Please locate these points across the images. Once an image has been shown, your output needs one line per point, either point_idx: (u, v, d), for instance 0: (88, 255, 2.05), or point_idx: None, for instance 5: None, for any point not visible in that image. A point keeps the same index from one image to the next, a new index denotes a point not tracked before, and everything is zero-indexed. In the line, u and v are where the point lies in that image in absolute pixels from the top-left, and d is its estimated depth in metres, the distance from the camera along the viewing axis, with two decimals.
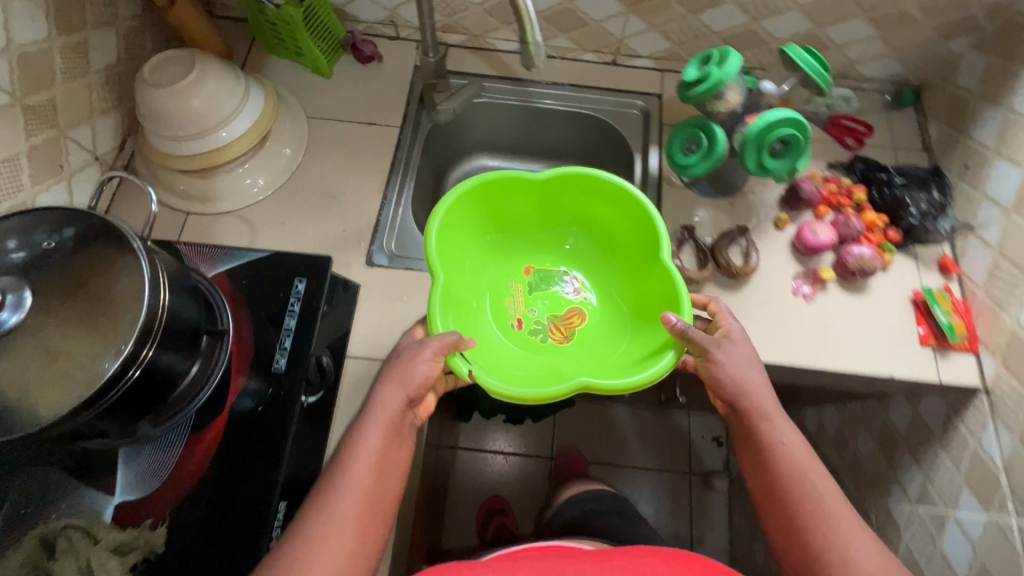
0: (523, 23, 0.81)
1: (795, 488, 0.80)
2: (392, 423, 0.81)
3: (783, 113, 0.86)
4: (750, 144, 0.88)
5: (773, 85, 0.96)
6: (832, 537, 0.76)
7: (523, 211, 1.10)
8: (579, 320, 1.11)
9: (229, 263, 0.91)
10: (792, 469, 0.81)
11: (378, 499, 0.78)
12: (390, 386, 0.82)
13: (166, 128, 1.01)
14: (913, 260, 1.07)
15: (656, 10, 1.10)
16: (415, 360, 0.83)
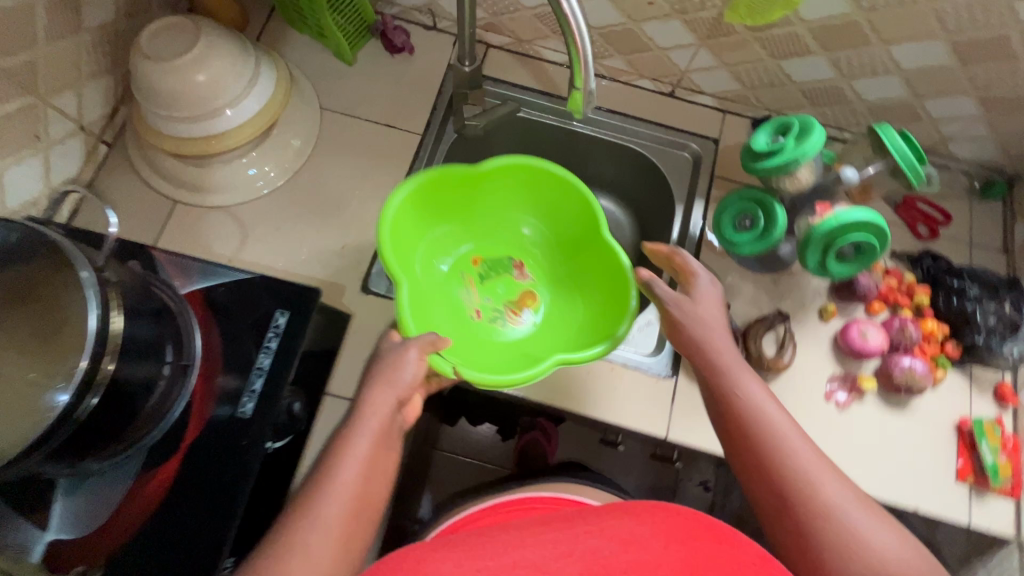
0: (577, 64, 0.67)
1: (768, 434, 0.64)
2: (383, 427, 0.72)
3: (863, 214, 0.74)
4: (815, 242, 0.77)
5: (854, 172, 0.82)
6: (817, 494, 0.59)
7: (468, 200, 1.04)
8: (531, 302, 1.10)
9: (205, 282, 0.81)
10: (761, 414, 0.66)
11: (368, 506, 0.66)
12: (378, 390, 0.74)
13: (161, 105, 0.90)
14: (966, 381, 0.96)
15: (733, 48, 0.95)
16: (401, 361, 0.77)
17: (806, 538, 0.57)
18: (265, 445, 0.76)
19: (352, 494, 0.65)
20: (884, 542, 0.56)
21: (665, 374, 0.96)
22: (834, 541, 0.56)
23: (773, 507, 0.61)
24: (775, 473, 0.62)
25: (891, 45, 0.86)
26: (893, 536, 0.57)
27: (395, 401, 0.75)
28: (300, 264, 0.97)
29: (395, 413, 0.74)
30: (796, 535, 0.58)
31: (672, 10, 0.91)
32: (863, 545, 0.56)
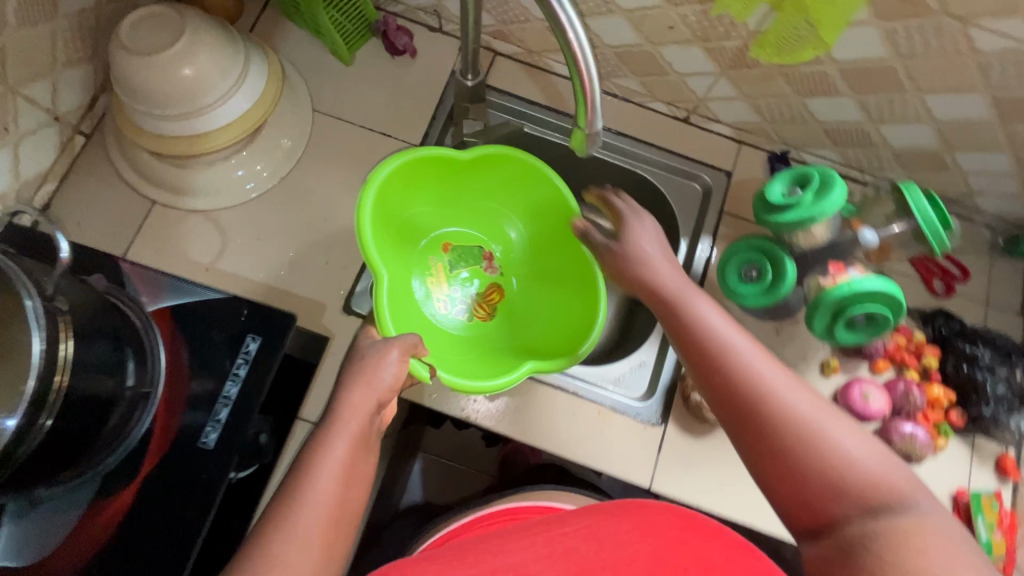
0: (582, 106, 0.61)
1: (720, 355, 0.58)
2: (363, 432, 0.62)
3: (879, 284, 0.69)
4: (825, 306, 0.72)
5: (873, 236, 0.75)
6: (775, 403, 0.53)
7: (448, 183, 0.99)
8: (500, 296, 1.06)
9: (175, 299, 0.77)
10: (710, 335, 0.60)
11: (348, 516, 0.57)
12: (357, 390, 0.66)
13: (141, 102, 0.84)
14: (968, 450, 0.91)
15: (756, 81, 0.88)
16: (382, 362, 0.69)
17: (775, 456, 0.52)
18: (228, 477, 0.73)
19: (331, 506, 0.55)
20: (856, 449, 0.51)
21: (653, 420, 0.92)
22: (802, 443, 0.51)
23: (739, 433, 0.55)
24: (733, 395, 0.55)
25: (928, 94, 0.79)
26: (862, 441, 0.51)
27: (374, 404, 0.66)
28: (281, 278, 0.92)
29: (375, 416, 0.66)
30: (764, 457, 0.53)
31: (694, 36, 0.84)
32: (834, 455, 0.51)
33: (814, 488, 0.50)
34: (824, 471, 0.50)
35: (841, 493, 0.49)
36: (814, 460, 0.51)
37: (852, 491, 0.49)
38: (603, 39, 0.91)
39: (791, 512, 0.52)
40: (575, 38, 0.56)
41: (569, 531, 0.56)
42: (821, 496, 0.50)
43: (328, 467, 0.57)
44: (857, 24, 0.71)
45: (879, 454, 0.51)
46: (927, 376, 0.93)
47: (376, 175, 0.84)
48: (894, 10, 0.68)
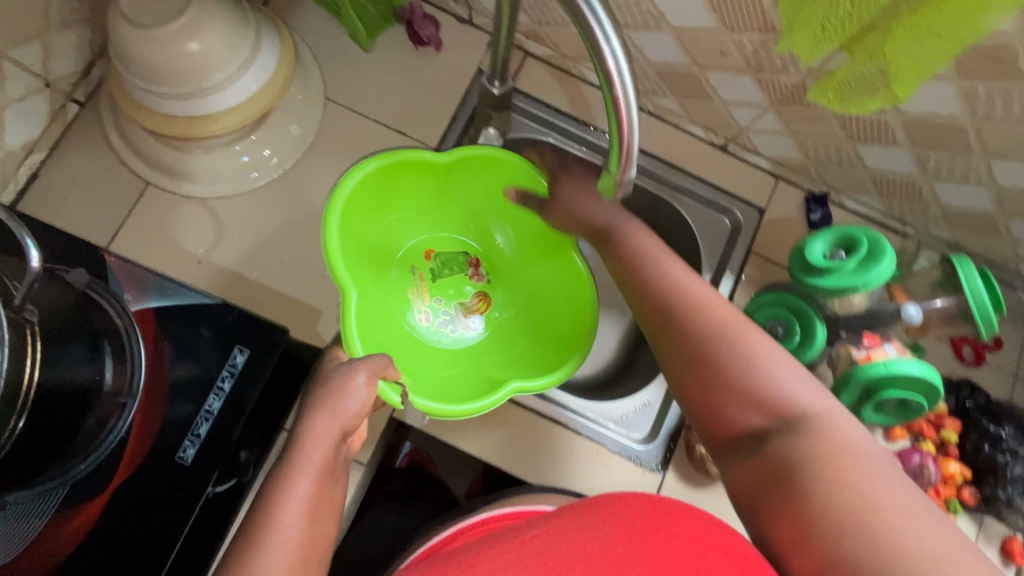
0: (617, 152, 0.55)
1: (656, 286, 0.64)
2: (330, 463, 0.59)
3: (914, 366, 0.65)
4: (855, 384, 0.67)
5: (915, 312, 0.72)
6: (703, 326, 0.59)
7: (429, 192, 0.95)
8: (485, 307, 1.00)
9: (161, 301, 0.72)
10: (648, 270, 0.65)
11: (320, 553, 0.54)
12: (321, 417, 0.61)
13: (140, 77, 0.77)
14: (975, 528, 0.88)
15: (806, 119, 0.81)
16: (348, 386, 0.64)
17: (695, 369, 0.58)
18: (205, 491, 0.68)
19: (297, 545, 0.52)
20: (778, 374, 0.55)
21: (653, 466, 0.88)
22: (725, 363, 0.56)
23: (672, 360, 0.60)
24: (668, 324, 0.61)
25: (994, 158, 0.73)
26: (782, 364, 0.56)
27: (340, 432, 0.62)
28: (277, 279, 0.87)
29: (341, 445, 0.62)
30: (693, 380, 0.58)
31: (747, 65, 0.76)
32: (755, 378, 0.55)
33: (735, 403, 0.56)
34: (744, 389, 0.55)
35: (760, 406, 0.55)
36: (735, 383, 0.56)
37: (769, 407, 0.54)
38: (645, 54, 0.84)
39: (715, 427, 0.58)
40: (620, 81, 0.49)
41: (531, 532, 0.52)
42: (742, 412, 0.55)
43: (293, 504, 0.54)
44: (934, 78, 0.64)
45: (796, 377, 0.55)
46: (943, 449, 0.88)
47: (346, 183, 0.79)
48: (979, 69, 0.61)
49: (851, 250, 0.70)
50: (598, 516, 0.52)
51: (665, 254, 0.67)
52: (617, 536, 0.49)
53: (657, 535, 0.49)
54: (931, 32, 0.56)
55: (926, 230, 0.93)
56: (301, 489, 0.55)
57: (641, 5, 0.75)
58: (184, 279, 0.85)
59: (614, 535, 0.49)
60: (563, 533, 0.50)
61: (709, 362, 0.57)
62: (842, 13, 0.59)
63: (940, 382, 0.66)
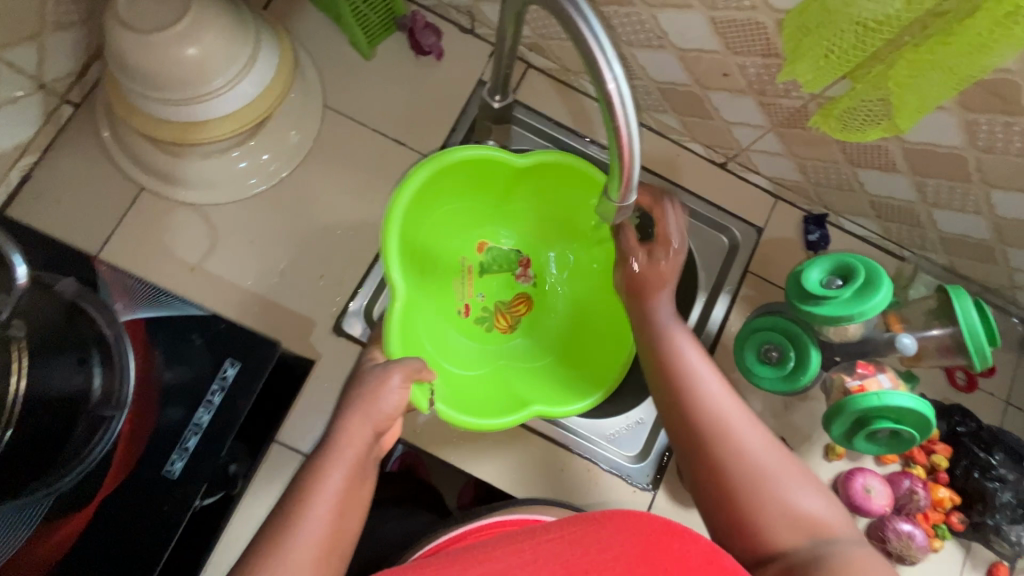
0: (617, 178, 0.55)
1: (696, 396, 0.66)
2: (361, 460, 0.61)
3: (908, 402, 0.65)
4: (847, 414, 0.68)
5: (911, 343, 0.71)
6: (736, 445, 0.62)
7: (498, 190, 0.93)
8: (524, 310, 0.99)
9: (153, 312, 0.71)
10: (687, 375, 0.67)
11: (343, 543, 0.57)
12: (356, 416, 0.63)
13: (136, 81, 0.75)
14: (962, 553, 0.88)
15: (807, 142, 0.81)
16: (383, 389, 0.65)
17: (727, 488, 0.60)
18: (193, 505, 0.68)
19: (324, 536, 0.55)
20: (808, 499, 0.59)
21: (643, 485, 0.89)
22: (756, 485, 0.59)
23: (707, 474, 0.62)
24: (704, 436, 0.63)
25: (993, 189, 0.72)
26: (811, 490, 0.60)
27: (372, 432, 0.63)
28: (270, 288, 0.86)
29: (373, 443, 0.63)
30: (726, 497, 0.61)
31: (749, 87, 0.76)
32: (787, 500, 0.59)
33: (770, 524, 0.58)
34: (778, 511, 0.58)
35: (793, 527, 0.58)
36: (771, 504, 0.59)
37: (802, 529, 0.58)
38: (647, 71, 0.83)
39: (741, 545, 0.59)
40: (622, 107, 0.49)
41: (552, 532, 0.54)
42: (775, 532, 0.58)
43: (324, 497, 0.57)
44: (937, 110, 0.64)
45: (825, 502, 0.60)
46: (933, 474, 0.89)
47: (413, 178, 0.77)
48: (983, 102, 0.61)
49: (847, 278, 0.70)
50: (611, 527, 0.53)
51: (699, 361, 0.69)
52: (629, 548, 0.50)
53: (667, 552, 0.50)
54: (940, 62, 0.53)
55: (923, 254, 0.93)
56: (331, 483, 0.58)
57: (645, 24, 0.75)
58: (177, 285, 0.84)
59: (627, 546, 0.50)
60: (577, 538, 0.52)
61: (742, 484, 0.60)
62: (847, 37, 0.56)
63: (933, 415, 0.66)
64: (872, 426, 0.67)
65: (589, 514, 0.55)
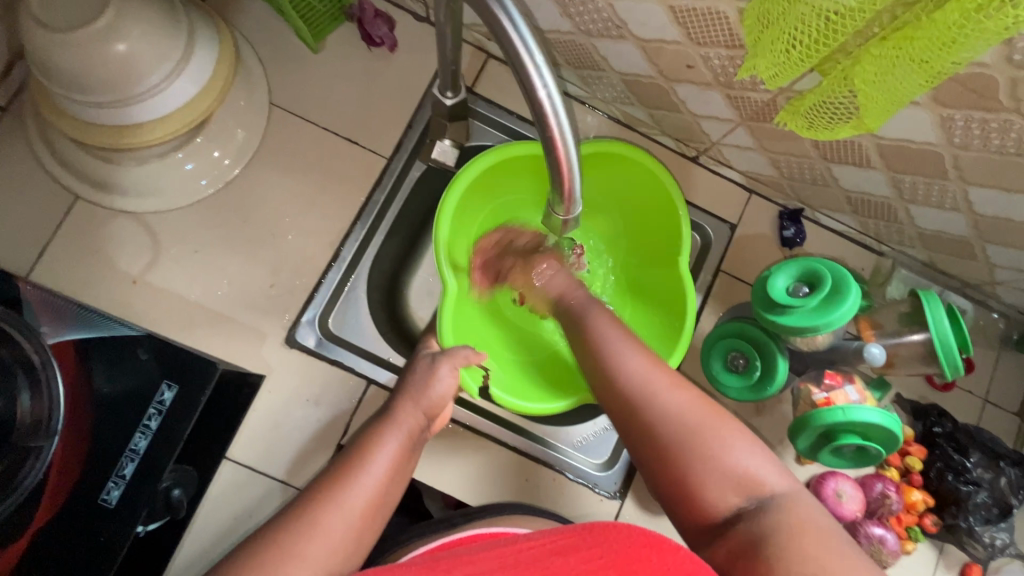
0: (558, 190, 0.52)
1: (614, 368, 0.59)
2: (412, 436, 0.64)
3: (875, 415, 0.67)
4: (813, 428, 0.69)
5: (879, 353, 0.73)
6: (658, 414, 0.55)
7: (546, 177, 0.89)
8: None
9: (84, 332, 0.67)
10: (606, 349, 0.61)
11: (385, 510, 0.57)
12: (407, 401, 0.67)
13: (59, 83, 0.68)
14: (935, 554, 0.87)
15: (777, 137, 0.77)
16: (434, 377, 0.69)
17: (658, 458, 0.54)
18: (134, 531, 0.65)
19: (375, 495, 0.55)
20: (742, 456, 0.52)
21: (611, 493, 0.87)
22: (684, 450, 0.53)
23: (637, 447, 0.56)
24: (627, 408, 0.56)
25: (971, 188, 0.68)
26: (747, 447, 0.53)
27: (423, 417, 0.68)
28: (218, 300, 0.82)
29: (422, 430, 0.67)
30: (658, 465, 0.54)
31: (715, 81, 0.71)
32: (721, 460, 0.52)
33: (706, 485, 0.52)
34: (713, 470, 0.52)
35: (728, 491, 0.52)
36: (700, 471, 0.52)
37: (737, 488, 0.51)
38: (610, 62, 0.79)
39: (684, 512, 0.54)
40: (555, 118, 0.46)
41: (534, 540, 0.52)
42: (711, 495, 0.52)
43: (380, 458, 0.59)
44: (909, 105, 0.59)
45: (761, 456, 0.53)
46: (907, 476, 0.86)
47: (465, 174, 0.78)
48: (956, 97, 0.56)
49: (815, 285, 0.70)
50: (593, 540, 0.51)
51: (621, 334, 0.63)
52: (608, 561, 0.48)
53: (644, 565, 0.48)
54: (910, 55, 0.48)
55: (901, 249, 0.90)
56: (384, 452, 0.60)
57: (602, 12, 0.70)
58: (117, 298, 0.80)
59: (607, 559, 0.48)
60: (558, 548, 0.50)
61: (668, 450, 0.53)
62: (813, 27, 0.49)
63: (897, 428, 0.68)
64: (838, 438, 0.69)
65: (572, 526, 0.54)
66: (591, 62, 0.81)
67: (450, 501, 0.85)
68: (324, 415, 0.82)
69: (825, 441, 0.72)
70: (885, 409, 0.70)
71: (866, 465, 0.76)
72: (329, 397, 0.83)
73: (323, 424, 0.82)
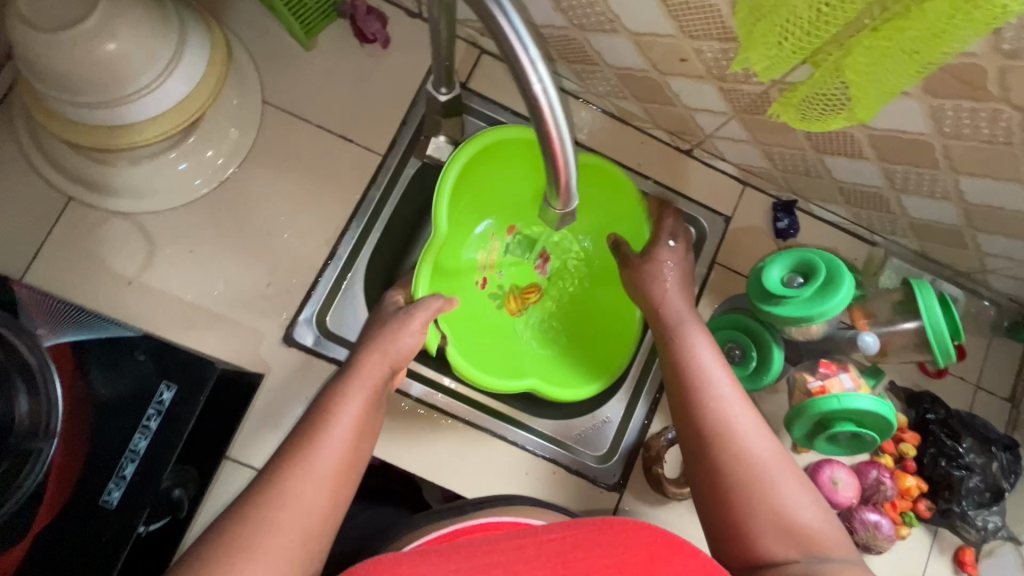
0: (554, 185, 0.52)
1: (704, 400, 0.64)
2: (376, 391, 0.64)
3: (869, 403, 0.68)
4: (808, 415, 0.71)
5: (873, 342, 0.75)
6: (738, 450, 0.59)
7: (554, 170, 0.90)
8: (534, 299, 0.96)
9: (80, 334, 0.67)
10: (705, 374, 0.67)
11: (358, 467, 0.57)
12: (371, 355, 0.68)
13: (48, 83, 0.68)
14: (930, 538, 0.89)
15: (769, 129, 0.77)
16: (402, 330, 0.71)
17: (725, 494, 0.57)
18: (136, 532, 0.64)
19: (345, 454, 0.56)
20: (805, 510, 0.55)
21: (610, 484, 0.88)
22: (751, 489, 0.57)
23: (701, 477, 0.61)
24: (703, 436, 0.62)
25: (961, 176, 0.69)
26: (810, 504, 0.56)
27: (387, 369, 0.68)
28: (215, 301, 0.82)
29: (389, 378, 0.68)
30: (723, 498, 0.58)
31: (709, 73, 0.71)
32: (786, 510, 0.55)
33: (765, 529, 0.55)
34: (774, 516, 0.55)
35: (782, 539, 0.54)
36: (757, 508, 0.56)
37: (795, 540, 0.54)
38: (603, 56, 0.79)
39: (735, 553, 0.56)
40: (550, 110, 0.46)
41: (553, 531, 0.51)
42: (768, 540, 0.54)
43: (344, 418, 0.58)
44: (901, 96, 0.60)
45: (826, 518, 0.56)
46: (902, 463, 0.88)
47: (479, 140, 0.79)
48: (946, 87, 0.57)
49: (808, 276, 0.71)
50: (614, 534, 0.51)
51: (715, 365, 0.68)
52: (631, 559, 0.49)
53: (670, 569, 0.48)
54: (900, 46, 0.49)
55: (893, 240, 0.91)
56: (349, 409, 0.60)
57: (596, 7, 0.70)
58: (112, 300, 0.80)
59: (632, 556, 0.49)
60: (580, 543, 0.50)
61: (740, 487, 0.57)
62: (805, 19, 0.49)
63: (891, 416, 0.69)
64: (833, 426, 0.70)
65: (587, 517, 0.52)
66: (585, 56, 0.81)
67: (449, 493, 0.83)
68: None
69: (820, 429, 0.73)
70: (879, 396, 0.71)
71: (861, 451, 0.77)
72: None
73: None
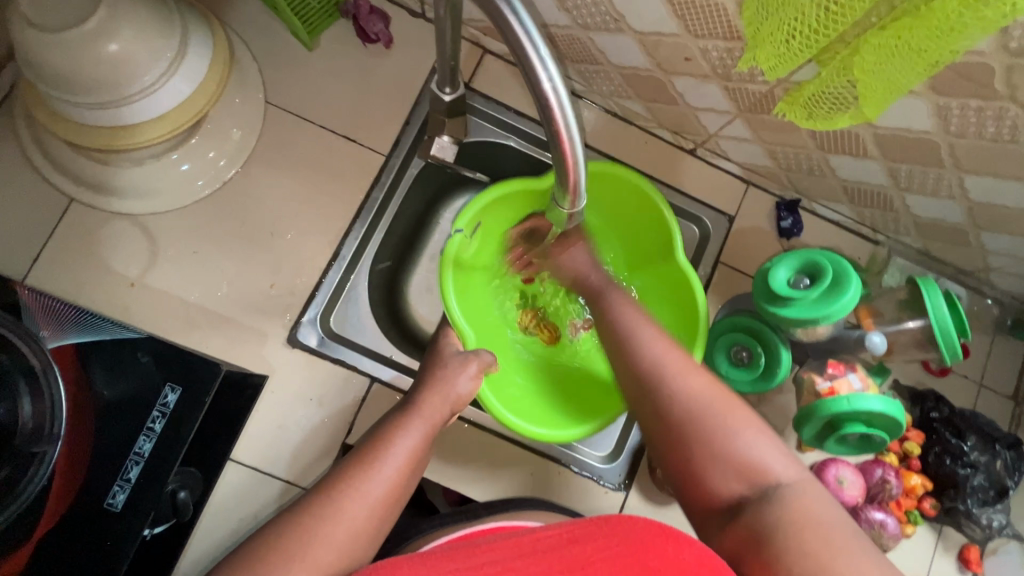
0: (563, 185, 0.52)
1: (639, 355, 0.64)
2: (434, 427, 0.66)
3: (879, 404, 0.68)
4: (819, 418, 0.71)
5: (881, 342, 0.75)
6: (677, 397, 0.59)
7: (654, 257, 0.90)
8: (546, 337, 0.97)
9: (85, 336, 0.66)
10: (634, 336, 0.65)
11: (404, 497, 0.59)
12: (427, 398, 0.68)
13: (49, 83, 0.67)
14: (934, 537, 0.89)
15: (774, 129, 0.77)
16: (459, 375, 0.72)
17: (670, 442, 0.58)
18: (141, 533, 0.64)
19: (396, 481, 0.57)
20: (751, 444, 0.55)
21: (616, 485, 0.88)
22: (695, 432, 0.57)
23: (642, 411, 0.62)
24: (647, 386, 0.61)
25: (965, 174, 0.68)
26: (757, 436, 0.56)
27: (445, 411, 0.69)
28: (218, 301, 0.82)
29: (444, 422, 0.69)
30: (671, 440, 0.58)
31: (712, 72, 0.71)
32: (731, 446, 0.55)
33: (712, 468, 0.55)
34: (723, 456, 0.55)
35: (734, 474, 0.55)
36: (702, 445, 0.56)
37: (740, 473, 0.54)
38: (608, 55, 0.79)
39: (691, 494, 0.57)
40: (559, 108, 0.45)
41: (552, 528, 0.52)
42: (716, 479, 0.55)
43: (398, 449, 0.60)
44: (908, 95, 0.60)
45: (772, 451, 0.56)
46: (907, 461, 0.88)
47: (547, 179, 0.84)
48: (952, 85, 0.57)
49: (815, 278, 0.71)
50: (611, 529, 0.51)
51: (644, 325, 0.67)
52: (624, 554, 0.49)
53: (662, 558, 0.49)
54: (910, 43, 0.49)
55: (897, 238, 0.91)
56: (405, 438, 0.62)
57: (600, 7, 0.70)
58: (113, 300, 0.79)
59: (622, 547, 0.50)
60: (576, 537, 0.51)
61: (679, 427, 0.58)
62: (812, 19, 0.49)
63: (900, 415, 0.70)
64: (843, 428, 0.71)
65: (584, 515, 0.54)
66: (588, 56, 0.81)
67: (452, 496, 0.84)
68: (328, 417, 0.83)
69: (831, 431, 0.74)
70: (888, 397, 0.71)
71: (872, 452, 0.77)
72: (333, 396, 0.83)
73: (327, 425, 0.82)
